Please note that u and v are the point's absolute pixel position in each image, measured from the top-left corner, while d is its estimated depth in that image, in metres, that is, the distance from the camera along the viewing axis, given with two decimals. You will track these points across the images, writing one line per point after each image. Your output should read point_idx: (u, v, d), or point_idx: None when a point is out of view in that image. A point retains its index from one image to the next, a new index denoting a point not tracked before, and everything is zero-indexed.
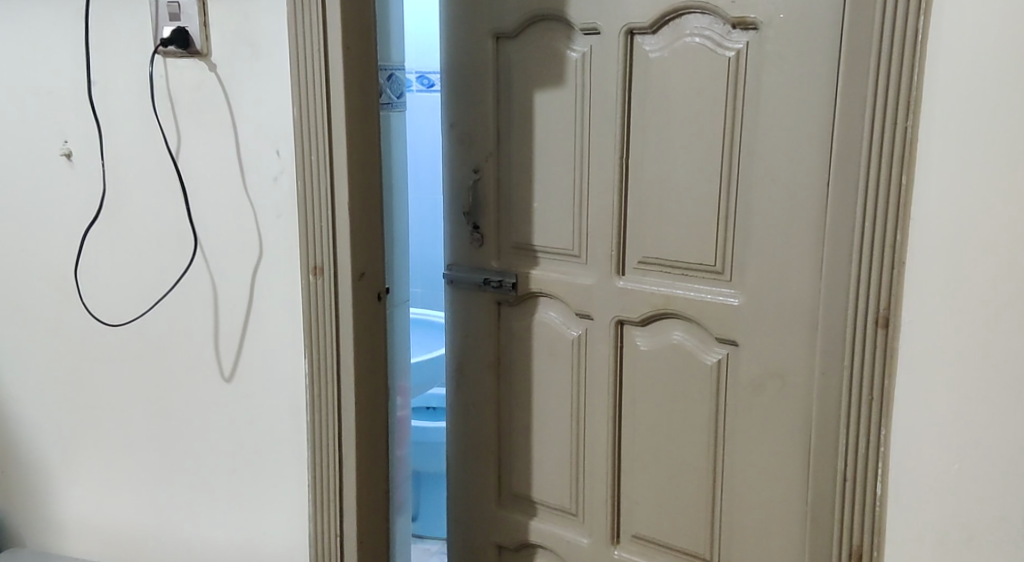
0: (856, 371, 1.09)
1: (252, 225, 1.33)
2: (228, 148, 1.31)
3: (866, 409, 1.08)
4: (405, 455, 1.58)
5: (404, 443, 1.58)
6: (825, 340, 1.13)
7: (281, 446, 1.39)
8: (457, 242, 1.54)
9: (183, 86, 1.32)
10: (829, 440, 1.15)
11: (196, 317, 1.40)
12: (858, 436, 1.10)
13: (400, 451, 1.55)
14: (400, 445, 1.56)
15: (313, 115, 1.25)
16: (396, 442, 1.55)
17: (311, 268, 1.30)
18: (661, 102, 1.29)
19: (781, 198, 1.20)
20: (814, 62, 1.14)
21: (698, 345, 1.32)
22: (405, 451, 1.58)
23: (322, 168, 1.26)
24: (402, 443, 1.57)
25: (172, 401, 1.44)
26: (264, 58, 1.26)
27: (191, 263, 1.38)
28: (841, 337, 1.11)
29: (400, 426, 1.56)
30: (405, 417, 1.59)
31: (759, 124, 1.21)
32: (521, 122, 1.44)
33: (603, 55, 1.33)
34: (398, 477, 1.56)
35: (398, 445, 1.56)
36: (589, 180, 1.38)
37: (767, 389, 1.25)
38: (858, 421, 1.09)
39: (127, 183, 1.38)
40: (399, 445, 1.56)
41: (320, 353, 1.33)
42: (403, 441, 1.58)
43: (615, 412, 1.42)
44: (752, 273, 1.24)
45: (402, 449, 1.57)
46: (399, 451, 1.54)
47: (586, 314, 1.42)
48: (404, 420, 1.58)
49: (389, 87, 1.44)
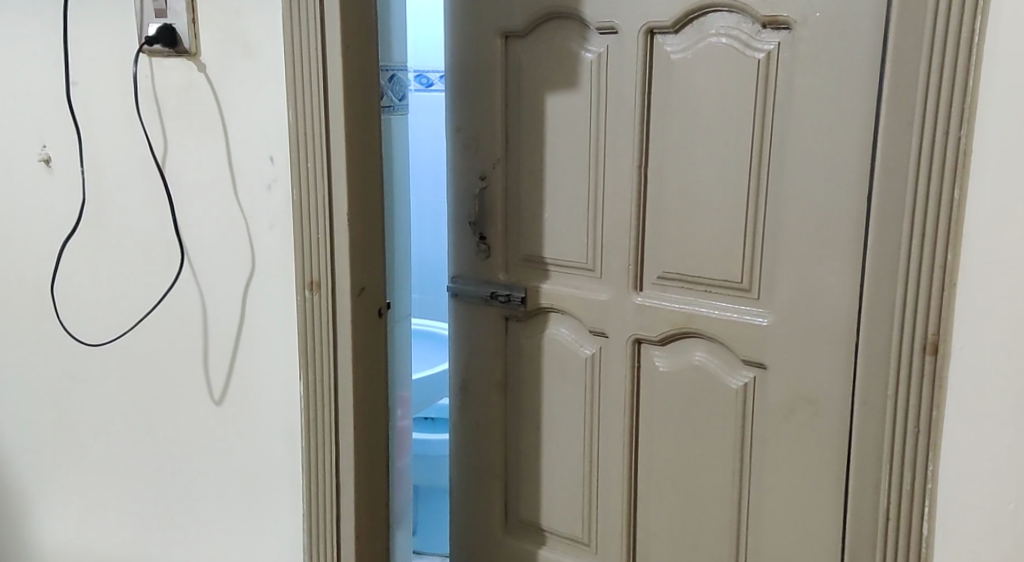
0: (895, 401, 1.00)
1: (244, 237, 1.24)
2: (218, 153, 1.22)
3: (911, 442, 0.99)
4: (405, 468, 1.49)
5: (404, 454, 1.50)
6: (864, 367, 1.03)
7: (274, 474, 1.30)
8: (463, 253, 1.45)
9: (170, 87, 1.22)
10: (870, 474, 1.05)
11: (183, 333, 1.30)
12: (901, 471, 1.01)
13: (401, 462, 1.46)
14: (400, 456, 1.47)
15: (310, 118, 1.16)
16: (396, 452, 1.46)
17: (308, 283, 1.21)
18: (684, 107, 1.21)
19: (815, 211, 1.11)
20: (854, 65, 1.06)
21: (722, 366, 1.23)
22: (405, 462, 1.49)
23: (320, 176, 1.17)
24: (403, 453, 1.48)
25: (157, 423, 1.35)
26: (257, 59, 1.17)
27: (178, 278, 1.29)
28: (883, 363, 1.01)
29: (400, 436, 1.47)
30: (406, 427, 1.49)
31: (791, 131, 1.12)
32: (532, 127, 1.35)
33: (620, 57, 1.25)
34: (398, 490, 1.48)
35: (398, 455, 1.47)
36: (605, 189, 1.30)
37: (797, 416, 1.17)
38: (902, 453, 1.00)
39: (109, 190, 1.29)
40: (399, 456, 1.46)
41: (317, 374, 1.24)
42: (404, 451, 1.49)
43: (631, 434, 1.34)
44: (781, 291, 1.16)
45: (402, 460, 1.48)
46: (400, 462, 1.45)
47: (601, 331, 1.34)
48: (404, 433, 1.48)
49: (390, 89, 1.35)
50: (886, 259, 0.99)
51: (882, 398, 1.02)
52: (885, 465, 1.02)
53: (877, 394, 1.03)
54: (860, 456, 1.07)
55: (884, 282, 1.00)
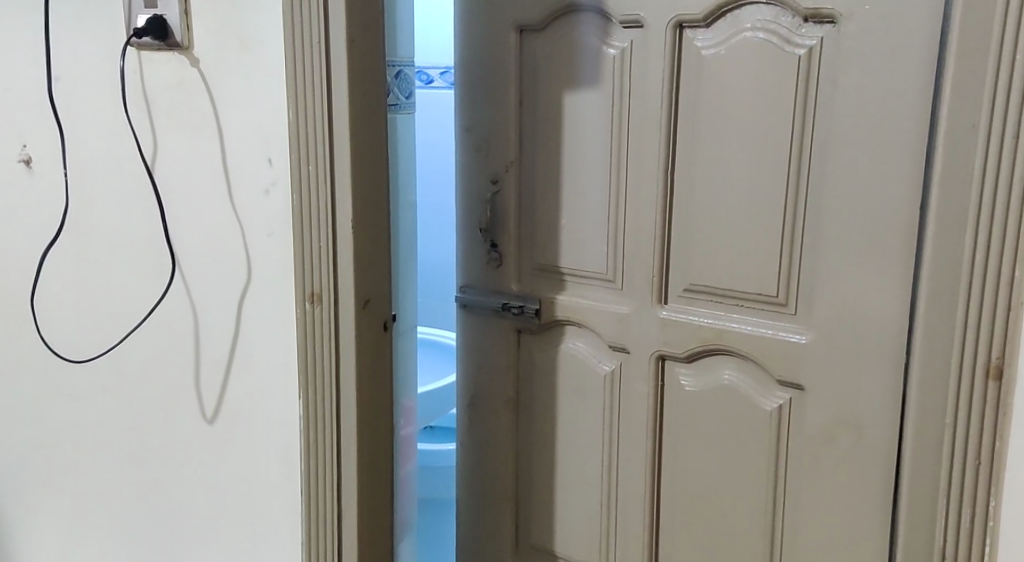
0: (954, 431, 0.91)
1: (240, 245, 1.14)
2: (212, 154, 1.13)
3: (970, 475, 0.90)
4: (410, 473, 1.40)
5: (409, 461, 1.40)
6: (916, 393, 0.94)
7: (271, 501, 1.21)
8: (472, 261, 1.36)
9: (160, 83, 1.13)
10: (924, 514, 0.96)
11: (173, 348, 1.21)
12: (958, 507, 0.91)
13: (406, 469, 1.37)
14: (405, 463, 1.37)
15: (312, 118, 1.07)
16: (400, 459, 1.37)
17: (308, 295, 1.12)
18: (716, 107, 1.12)
19: (860, 221, 1.03)
20: (906, 62, 0.97)
21: (755, 387, 1.15)
22: (410, 469, 1.40)
23: (323, 179, 1.08)
24: (408, 460, 1.39)
25: (145, 442, 1.26)
26: (255, 53, 1.08)
27: (167, 288, 1.19)
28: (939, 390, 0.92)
29: (404, 445, 1.37)
30: (410, 434, 1.40)
31: (834, 134, 1.03)
32: (548, 128, 1.26)
33: (646, 52, 1.16)
34: (399, 503, 1.38)
35: (402, 463, 1.37)
36: (628, 195, 1.21)
37: (838, 442, 1.09)
38: (959, 487, 0.91)
39: (93, 195, 1.20)
40: (402, 463, 1.36)
41: (319, 394, 1.14)
42: (409, 456, 1.40)
43: (654, 456, 1.26)
44: (821, 307, 1.08)
45: (407, 467, 1.39)
46: (405, 470, 1.36)
47: (621, 346, 1.25)
48: (408, 442, 1.39)
49: (397, 87, 1.27)
50: (945, 275, 0.90)
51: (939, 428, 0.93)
52: (941, 502, 0.93)
53: (934, 423, 0.93)
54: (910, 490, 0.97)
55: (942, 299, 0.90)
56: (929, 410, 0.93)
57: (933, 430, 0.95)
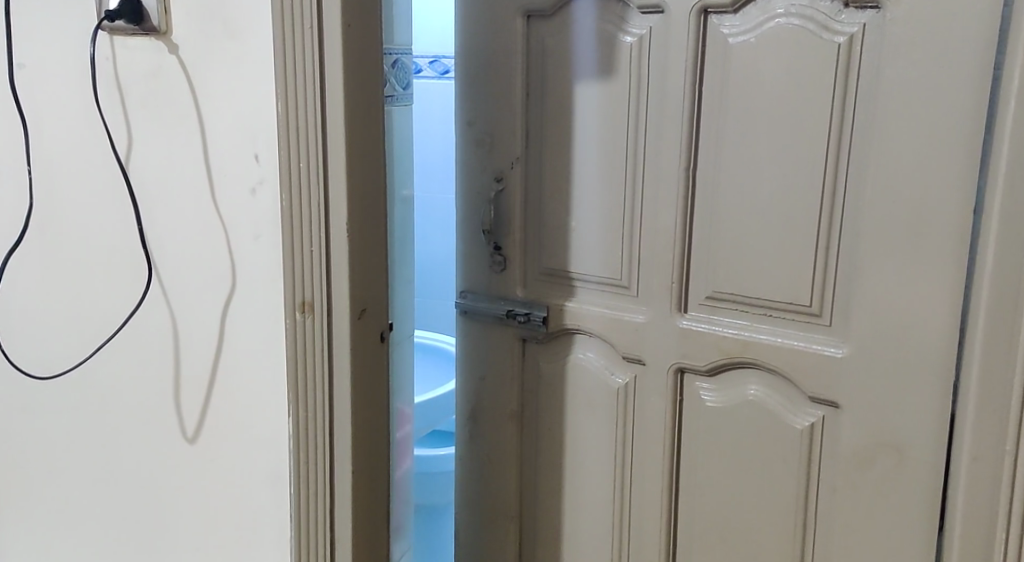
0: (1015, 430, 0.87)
1: (223, 248, 1.04)
2: (193, 150, 1.03)
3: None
4: (407, 474, 1.32)
5: (406, 461, 1.32)
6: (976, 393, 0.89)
7: (257, 526, 1.11)
8: (474, 265, 1.27)
9: (135, 72, 1.03)
10: (982, 519, 0.92)
11: (151, 361, 1.11)
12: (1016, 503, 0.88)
13: (400, 470, 1.29)
14: (400, 464, 1.30)
15: (305, 109, 0.97)
16: (395, 460, 1.29)
17: (299, 304, 1.02)
18: (744, 99, 1.03)
19: (905, 224, 0.95)
20: (958, 53, 0.90)
21: (784, 403, 1.07)
22: (407, 469, 1.32)
23: (316, 177, 0.99)
24: (404, 459, 1.31)
25: (118, 463, 1.16)
26: (241, 38, 0.98)
27: (142, 297, 1.09)
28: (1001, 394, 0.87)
29: (400, 447, 1.29)
30: (407, 435, 1.32)
31: (875, 130, 0.95)
32: (557, 121, 1.17)
33: (666, 40, 1.07)
34: (396, 506, 1.30)
35: (398, 463, 1.29)
36: (645, 193, 1.12)
37: (876, 463, 1.01)
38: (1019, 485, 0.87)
39: (63, 195, 1.10)
40: (399, 464, 1.28)
41: (311, 411, 1.05)
42: (405, 456, 1.32)
43: (671, 475, 1.17)
44: (859, 318, 0.99)
45: (403, 468, 1.31)
46: (399, 471, 1.28)
47: (636, 358, 1.17)
48: (405, 443, 1.31)
49: (393, 76, 1.17)
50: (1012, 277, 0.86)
51: (999, 431, 0.88)
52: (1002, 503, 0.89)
53: (993, 426, 0.89)
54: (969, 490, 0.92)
55: (1005, 303, 0.86)
56: (989, 412, 0.89)
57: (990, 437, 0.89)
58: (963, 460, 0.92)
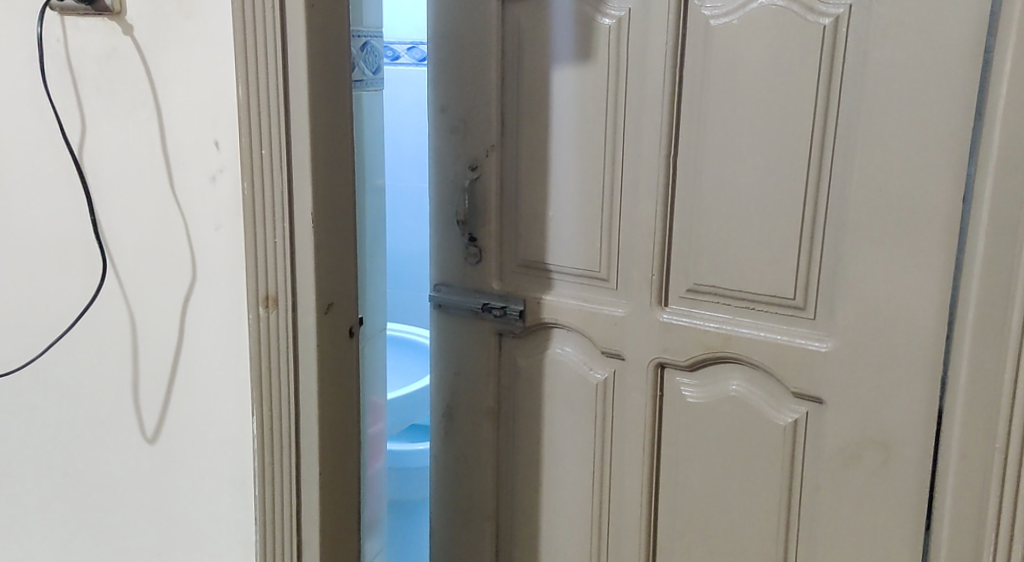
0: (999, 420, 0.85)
1: (183, 240, 1.00)
2: (149, 137, 0.98)
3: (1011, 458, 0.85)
4: (379, 472, 1.27)
5: (379, 459, 1.28)
6: (965, 385, 0.88)
7: (221, 528, 1.06)
8: (448, 257, 1.22)
9: (87, 54, 0.98)
10: (970, 512, 0.90)
11: (108, 358, 1.06)
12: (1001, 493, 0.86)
13: (373, 468, 1.25)
14: (373, 461, 1.25)
15: (266, 95, 0.93)
16: (368, 457, 1.25)
17: (262, 298, 0.98)
18: (725, 84, 0.99)
19: (891, 214, 0.92)
20: (947, 35, 0.86)
21: (767, 399, 1.04)
22: (379, 467, 1.28)
23: (279, 165, 0.94)
24: (376, 457, 1.26)
25: (73, 464, 1.11)
26: (198, 18, 0.93)
27: (97, 291, 1.04)
28: (992, 385, 0.86)
29: (372, 443, 1.25)
30: (380, 432, 1.27)
31: (862, 117, 0.92)
32: (533, 107, 1.12)
33: (645, 22, 1.03)
34: (368, 505, 1.26)
35: (370, 461, 1.25)
36: (624, 183, 1.08)
37: (861, 461, 0.98)
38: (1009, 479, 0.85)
39: (13, 183, 1.05)
40: (371, 461, 1.24)
41: (275, 409, 1.01)
42: (378, 453, 1.27)
43: (652, 473, 1.14)
44: (844, 312, 0.96)
45: (376, 465, 1.26)
46: (372, 468, 1.23)
47: (616, 352, 1.13)
48: (377, 440, 1.27)
49: (363, 60, 1.12)
50: (1001, 264, 0.84)
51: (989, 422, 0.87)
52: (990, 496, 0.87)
53: (983, 416, 0.87)
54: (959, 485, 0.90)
55: (996, 292, 0.84)
56: (979, 405, 0.87)
57: (980, 427, 0.88)
58: (952, 453, 0.90)
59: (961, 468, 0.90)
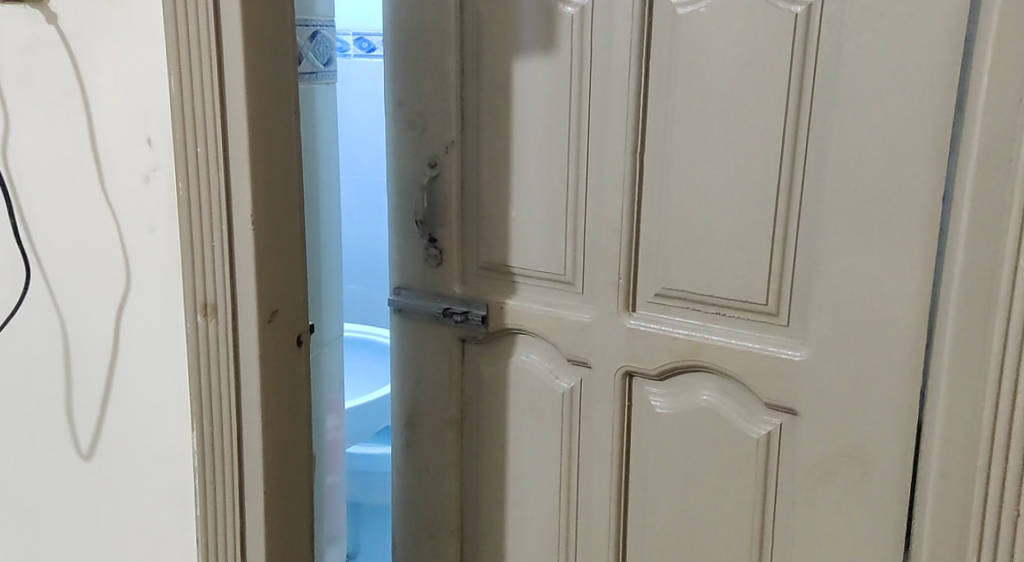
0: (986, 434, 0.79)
1: (114, 242, 0.93)
2: (76, 133, 0.91)
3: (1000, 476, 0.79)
4: (338, 484, 1.21)
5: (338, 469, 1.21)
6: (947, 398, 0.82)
7: (162, 548, 1.00)
8: (408, 258, 1.16)
9: (9, 45, 0.91)
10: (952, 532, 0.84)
11: (39, 368, 1.00)
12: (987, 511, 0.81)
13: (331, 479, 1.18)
14: (331, 473, 1.19)
15: (198, 88, 0.86)
16: (326, 468, 1.18)
17: (199, 305, 0.91)
18: (693, 75, 0.93)
19: (869, 215, 0.86)
20: (927, 24, 0.80)
21: (740, 411, 0.98)
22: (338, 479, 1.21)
23: (214, 164, 0.88)
24: (335, 468, 1.20)
25: (7, 480, 1.04)
26: (126, 6, 0.86)
27: (23, 295, 0.98)
28: (975, 398, 0.80)
29: (331, 452, 1.19)
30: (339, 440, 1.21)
31: (837, 110, 0.86)
32: (493, 101, 1.06)
33: (610, 10, 0.96)
34: (326, 518, 1.20)
35: (328, 472, 1.18)
36: (589, 181, 1.02)
37: (839, 477, 0.92)
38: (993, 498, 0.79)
39: None
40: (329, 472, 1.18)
41: (217, 424, 0.94)
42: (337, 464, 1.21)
43: (621, 487, 1.08)
44: (820, 318, 0.90)
45: (334, 477, 1.20)
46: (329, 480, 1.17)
47: (582, 360, 1.07)
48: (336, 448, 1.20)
49: (313, 51, 1.06)
50: (983, 269, 0.78)
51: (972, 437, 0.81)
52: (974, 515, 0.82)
53: (965, 431, 0.81)
54: (941, 502, 0.85)
55: (977, 299, 0.79)
56: (962, 420, 0.81)
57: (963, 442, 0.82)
58: (933, 469, 0.85)
59: (943, 484, 0.84)
